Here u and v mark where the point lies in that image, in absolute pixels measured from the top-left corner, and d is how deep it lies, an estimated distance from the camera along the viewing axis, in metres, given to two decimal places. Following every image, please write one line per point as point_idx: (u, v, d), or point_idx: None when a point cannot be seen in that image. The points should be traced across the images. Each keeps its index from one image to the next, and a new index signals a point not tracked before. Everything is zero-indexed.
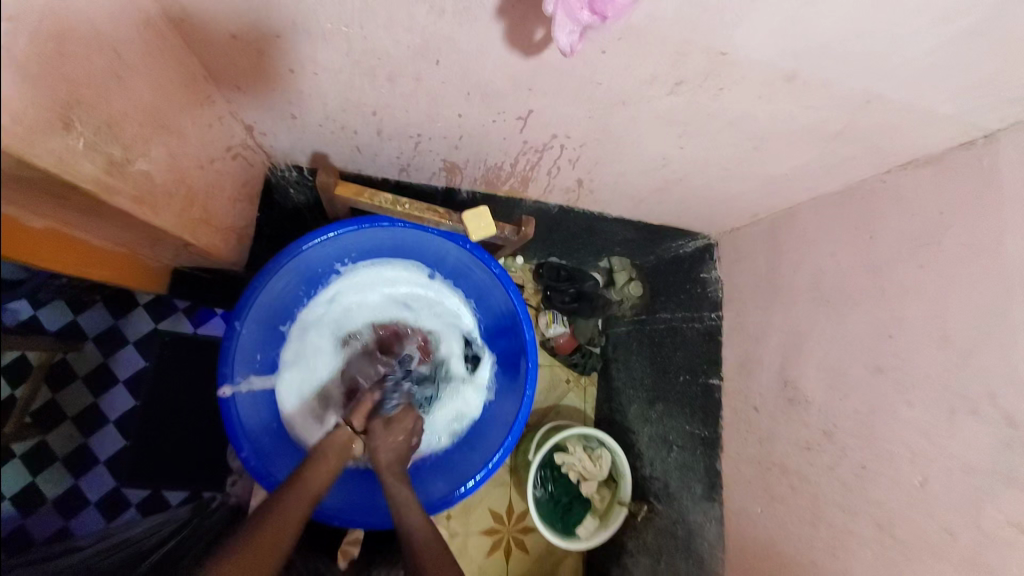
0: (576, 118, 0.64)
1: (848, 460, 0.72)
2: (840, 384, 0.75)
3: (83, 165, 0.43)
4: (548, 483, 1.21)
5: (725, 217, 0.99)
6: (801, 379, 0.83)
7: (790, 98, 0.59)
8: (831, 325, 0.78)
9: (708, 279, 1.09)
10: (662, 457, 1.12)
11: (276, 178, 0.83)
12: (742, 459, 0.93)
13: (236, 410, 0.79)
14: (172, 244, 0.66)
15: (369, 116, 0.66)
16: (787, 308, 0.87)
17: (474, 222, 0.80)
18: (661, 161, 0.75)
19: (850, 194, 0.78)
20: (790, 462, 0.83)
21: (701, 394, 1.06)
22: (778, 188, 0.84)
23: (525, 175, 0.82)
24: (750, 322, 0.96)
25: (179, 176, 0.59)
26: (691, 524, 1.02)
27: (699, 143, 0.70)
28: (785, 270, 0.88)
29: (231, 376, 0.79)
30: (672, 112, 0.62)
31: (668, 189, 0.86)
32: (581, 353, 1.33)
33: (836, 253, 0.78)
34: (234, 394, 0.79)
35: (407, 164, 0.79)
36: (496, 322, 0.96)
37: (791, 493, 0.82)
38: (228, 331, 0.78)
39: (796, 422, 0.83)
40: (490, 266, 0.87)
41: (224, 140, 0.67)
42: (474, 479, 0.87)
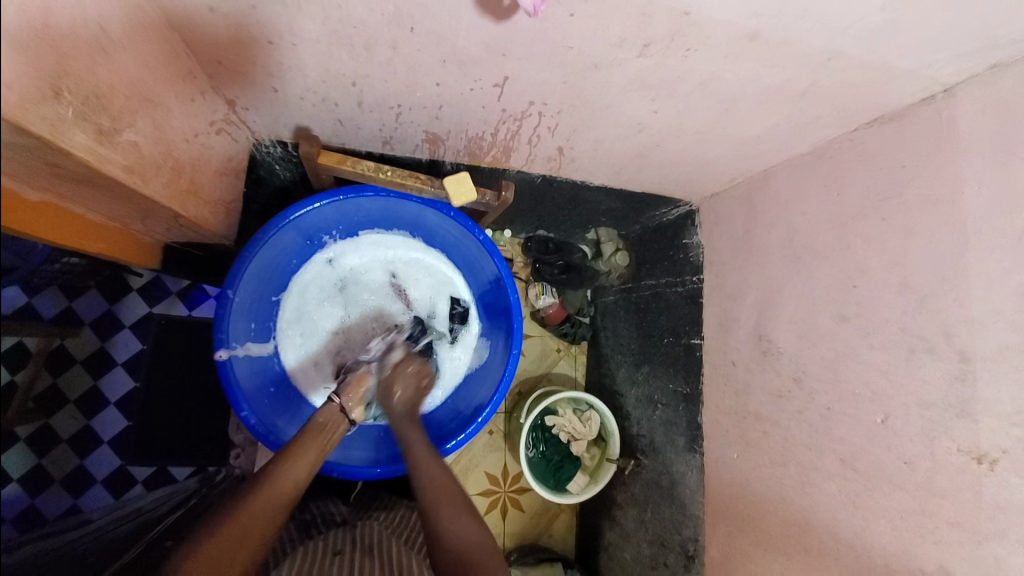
0: (551, 84, 0.66)
1: (815, 404, 0.78)
2: (809, 334, 0.80)
3: (75, 135, 0.45)
4: (540, 444, 1.27)
5: (704, 182, 1.01)
6: (775, 333, 0.87)
7: (754, 58, 0.61)
8: (801, 280, 0.82)
9: (689, 245, 1.12)
10: (648, 415, 1.19)
11: (262, 155, 0.84)
12: (720, 411, 0.99)
13: (234, 374, 0.81)
14: (163, 217, 0.67)
15: (350, 87, 0.67)
16: (762, 266, 0.91)
17: (454, 189, 0.81)
18: (638, 126, 0.77)
19: (820, 154, 0.81)
20: (763, 410, 0.88)
21: (683, 353, 1.10)
22: (752, 151, 0.86)
23: (506, 145, 0.84)
24: (727, 283, 1.00)
25: (166, 149, 0.61)
26: (674, 474, 1.09)
27: (672, 107, 0.72)
28: (760, 230, 0.92)
29: (227, 341, 0.81)
30: (645, 75, 0.64)
31: (645, 156, 0.88)
32: (570, 323, 1.37)
33: (807, 211, 0.82)
34: (231, 357, 0.82)
35: (390, 136, 0.81)
36: (482, 288, 1.00)
37: (764, 438, 0.88)
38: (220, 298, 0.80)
39: (769, 373, 0.88)
40: (475, 233, 0.89)
41: (207, 114, 0.69)
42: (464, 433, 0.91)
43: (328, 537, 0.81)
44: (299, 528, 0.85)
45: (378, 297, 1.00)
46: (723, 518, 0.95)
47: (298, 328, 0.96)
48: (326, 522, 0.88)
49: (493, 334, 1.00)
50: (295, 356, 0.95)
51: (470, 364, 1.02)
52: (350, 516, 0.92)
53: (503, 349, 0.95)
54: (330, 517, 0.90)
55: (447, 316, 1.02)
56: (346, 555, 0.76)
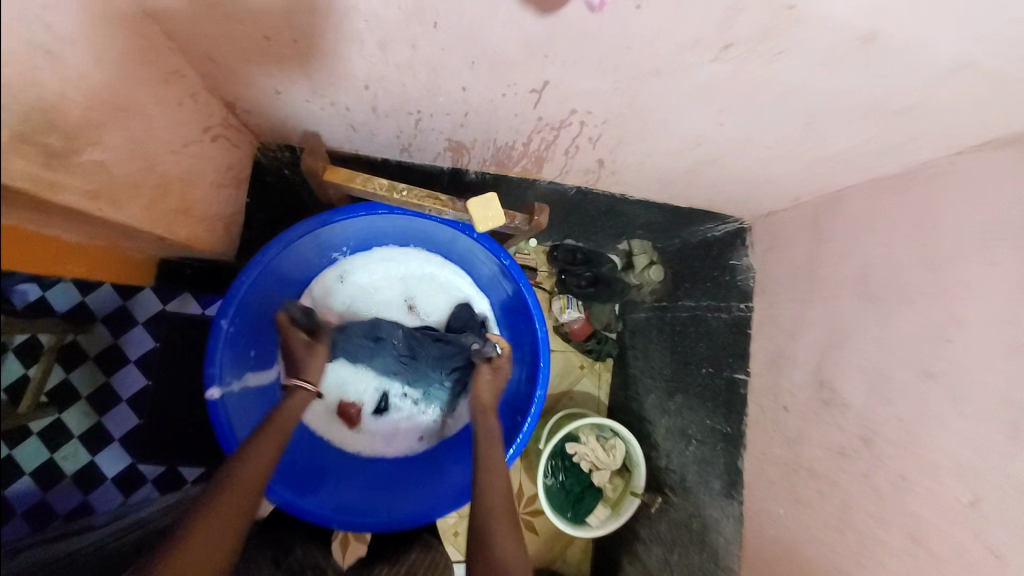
0: (598, 91, 0.55)
1: (884, 470, 0.67)
2: (883, 389, 0.68)
3: (10, 163, 0.35)
4: (560, 473, 1.18)
5: (762, 200, 0.88)
6: (839, 381, 0.75)
7: (859, 67, 0.49)
8: (877, 325, 0.70)
9: (737, 267, 1.00)
10: (680, 450, 1.08)
11: (269, 161, 0.76)
12: (766, 459, 0.88)
13: (226, 412, 0.72)
14: (149, 240, 0.58)
15: (362, 90, 0.58)
16: (828, 302, 0.79)
17: (480, 212, 0.70)
18: (695, 140, 0.65)
19: (911, 179, 0.68)
20: (819, 466, 0.77)
21: (725, 388, 0.99)
22: (826, 170, 0.73)
23: (539, 155, 0.73)
24: (783, 316, 0.87)
25: (144, 164, 0.51)
26: (707, 519, 0.99)
27: (741, 120, 0.60)
28: (827, 260, 0.79)
29: (218, 377, 0.72)
30: (716, 85, 0.53)
31: (699, 171, 0.76)
32: (595, 339, 1.27)
33: (890, 243, 0.69)
34: (223, 395, 0.72)
35: (409, 144, 0.72)
36: (507, 313, 0.90)
37: (818, 498, 0.77)
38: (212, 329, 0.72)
39: (829, 425, 0.77)
40: (499, 257, 0.80)
41: (201, 119, 0.59)
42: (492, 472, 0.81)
43: None
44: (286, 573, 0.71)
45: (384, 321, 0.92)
46: None
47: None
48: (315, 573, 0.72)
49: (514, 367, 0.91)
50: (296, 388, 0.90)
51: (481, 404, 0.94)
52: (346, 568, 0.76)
53: (529, 384, 0.84)
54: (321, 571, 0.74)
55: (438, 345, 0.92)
56: None
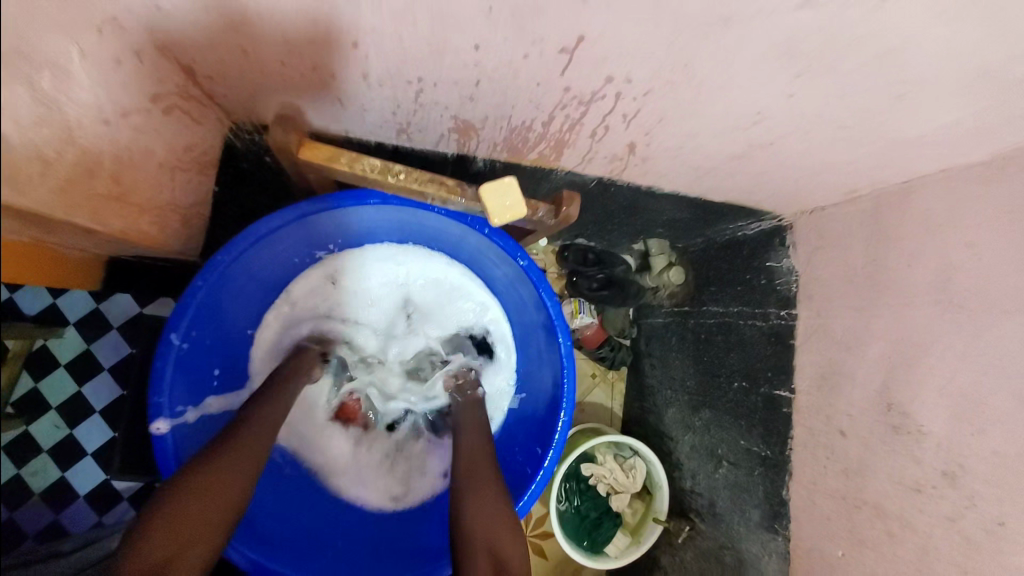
0: (644, 49, 0.44)
1: (977, 512, 0.57)
2: (975, 417, 0.57)
3: None
4: (574, 497, 1.07)
5: (813, 193, 0.76)
6: (912, 405, 0.64)
7: None
8: (965, 340, 0.59)
9: (776, 269, 0.88)
10: (707, 472, 0.98)
11: (245, 145, 0.64)
12: (816, 490, 0.77)
13: (175, 449, 0.64)
14: (79, 232, 0.45)
15: (350, 50, 0.47)
16: (893, 311, 0.68)
17: (495, 201, 0.59)
18: (754, 116, 0.54)
19: (1005, 166, 0.58)
20: (887, 503, 0.66)
21: (762, 405, 0.88)
22: (899, 156, 0.63)
23: (560, 138, 0.62)
24: (835, 326, 0.76)
25: (63, 135, 0.39)
26: (743, 553, 0.88)
27: (816, 89, 0.49)
28: (893, 262, 0.68)
29: (166, 408, 0.63)
30: (796, 38, 0.42)
31: (747, 157, 0.65)
32: (609, 346, 1.16)
33: (979, 243, 0.59)
34: (171, 430, 0.64)
35: (407, 123, 0.61)
36: (521, 324, 0.80)
37: (887, 541, 0.66)
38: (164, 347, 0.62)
39: (898, 455, 0.66)
40: (516, 257, 0.70)
41: (150, 85, 0.48)
42: (513, 512, 0.71)
43: None
44: None
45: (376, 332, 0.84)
46: None
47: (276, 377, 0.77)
48: None
49: (528, 387, 0.80)
50: None
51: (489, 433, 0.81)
52: None
53: (551, 406, 0.75)
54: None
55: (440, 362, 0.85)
56: None
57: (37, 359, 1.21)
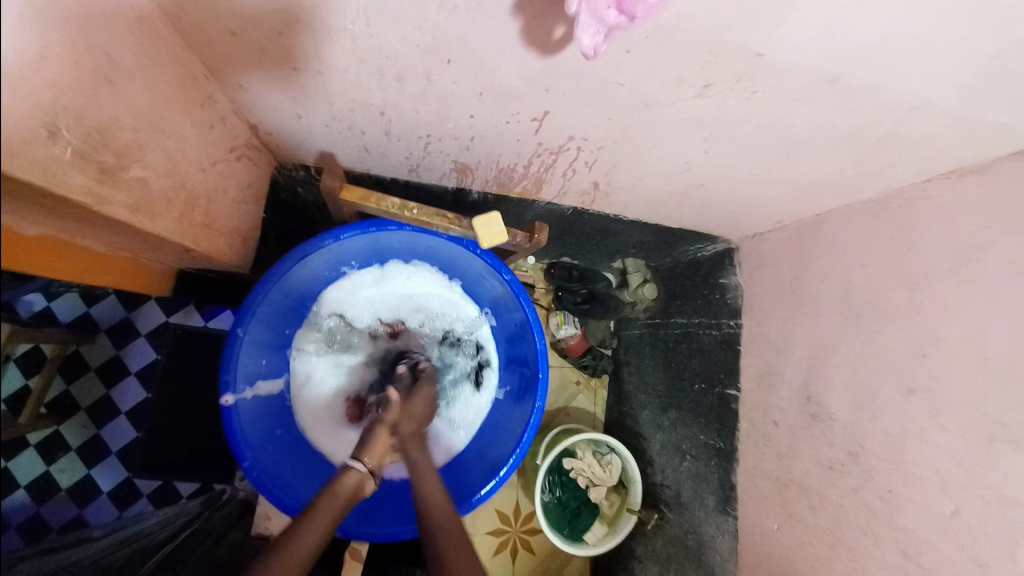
0: (593, 120, 0.60)
1: (874, 483, 0.69)
2: (868, 404, 0.71)
3: (72, 175, 0.39)
4: (557, 488, 1.19)
5: (748, 222, 0.93)
6: (826, 396, 0.79)
7: (830, 103, 0.55)
8: (859, 341, 0.74)
9: (727, 285, 1.04)
10: (674, 465, 1.09)
11: (284, 179, 0.82)
12: (758, 473, 0.90)
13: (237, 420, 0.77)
14: (174, 250, 0.61)
15: (377, 116, 0.63)
16: (812, 320, 0.83)
17: (485, 229, 0.75)
18: (684, 165, 0.71)
19: (886, 203, 0.73)
20: (810, 480, 0.80)
21: (716, 403, 1.01)
22: (807, 195, 0.79)
23: (538, 178, 0.78)
24: (769, 333, 0.92)
25: (179, 182, 0.55)
26: (702, 536, 0.99)
27: (725, 148, 0.65)
28: (811, 280, 0.84)
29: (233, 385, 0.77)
30: (700, 116, 0.58)
31: (688, 194, 0.81)
32: (591, 355, 1.30)
33: (868, 264, 0.74)
34: (237, 402, 0.78)
35: (417, 165, 0.77)
36: (507, 330, 0.94)
37: (811, 512, 0.79)
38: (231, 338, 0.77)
39: (818, 439, 0.79)
40: (501, 273, 0.84)
41: (228, 140, 0.64)
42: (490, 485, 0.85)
43: None
44: None
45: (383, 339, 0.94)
46: None
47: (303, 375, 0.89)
48: None
49: (512, 382, 0.93)
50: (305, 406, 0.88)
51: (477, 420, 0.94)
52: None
53: (528, 399, 0.89)
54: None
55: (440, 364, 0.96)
56: None
57: (67, 365, 1.28)
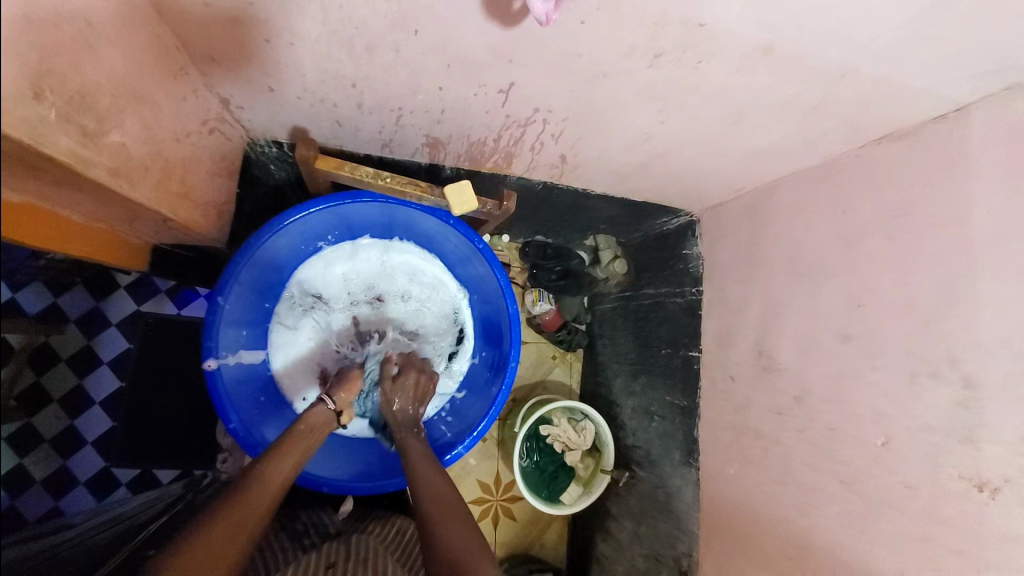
0: (557, 91, 0.64)
1: (816, 423, 0.77)
2: (813, 352, 0.78)
3: (58, 137, 0.42)
4: (534, 454, 1.24)
5: (709, 192, 0.99)
6: (776, 349, 0.86)
7: (768, 72, 0.60)
8: (805, 298, 0.81)
9: (689, 255, 1.11)
10: (644, 427, 1.16)
11: (258, 155, 0.83)
12: (719, 426, 0.98)
13: (221, 384, 0.78)
14: (151, 219, 0.64)
15: (349, 89, 0.65)
16: (765, 281, 0.90)
17: (456, 198, 0.79)
18: (644, 135, 0.76)
19: (826, 169, 0.80)
20: (763, 427, 0.87)
21: (681, 365, 1.09)
22: (757, 162, 0.85)
23: (508, 151, 0.82)
24: (729, 296, 0.99)
25: (155, 150, 0.58)
26: (670, 488, 1.07)
27: (681, 117, 0.70)
28: (765, 243, 0.90)
29: (215, 351, 0.78)
30: (654, 85, 0.62)
31: (650, 164, 0.86)
32: (566, 330, 1.33)
33: (812, 227, 0.81)
34: (220, 367, 0.79)
35: (389, 140, 0.79)
36: (482, 298, 0.96)
37: (764, 455, 0.87)
38: (211, 306, 0.77)
39: (770, 390, 0.87)
40: (474, 241, 0.87)
41: (200, 113, 0.66)
42: (461, 446, 0.89)
43: (321, 550, 0.76)
44: (290, 536, 0.82)
45: (360, 315, 0.97)
46: (722, 535, 0.93)
47: (282, 350, 0.92)
48: (318, 533, 0.85)
49: (487, 345, 0.97)
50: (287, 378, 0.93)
51: (453, 388, 0.98)
52: (344, 526, 0.90)
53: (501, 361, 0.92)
54: (323, 530, 0.87)
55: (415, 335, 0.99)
56: (341, 567, 0.71)
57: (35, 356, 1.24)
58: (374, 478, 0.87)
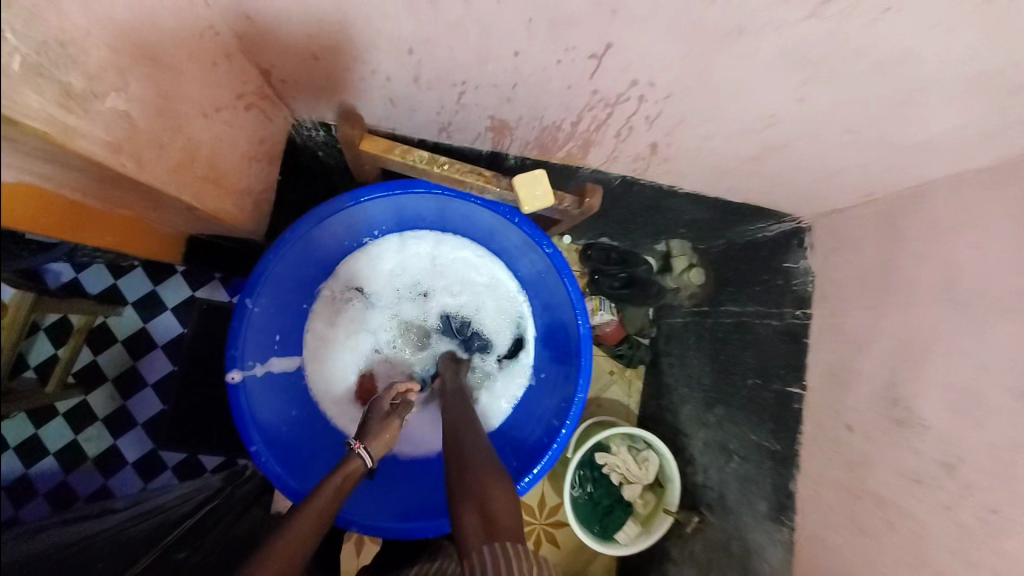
0: (663, 57, 0.50)
1: (970, 501, 0.58)
2: (969, 408, 0.59)
3: (21, 92, 0.36)
4: (587, 483, 1.09)
5: (828, 194, 0.81)
6: (917, 401, 0.66)
7: (978, 23, 0.43)
8: (964, 338, 0.61)
9: (793, 270, 0.92)
10: (718, 466, 0.99)
11: (304, 140, 0.76)
12: (825, 482, 0.80)
13: (245, 398, 0.71)
14: (177, 207, 0.58)
15: (406, 56, 0.54)
16: (903, 308, 0.70)
17: (528, 190, 0.65)
18: (767, 119, 0.60)
19: (1011, 166, 0.58)
20: (887, 492, 0.68)
21: (774, 402, 0.91)
22: (910, 158, 0.67)
23: (586, 138, 0.68)
24: (849, 325, 0.79)
25: (168, 119, 0.51)
26: (750, 543, 0.89)
27: (827, 92, 0.54)
28: (905, 261, 0.71)
29: (240, 360, 0.71)
30: (805, 48, 0.47)
31: (765, 159, 0.69)
32: (627, 344, 1.15)
33: (981, 243, 0.60)
34: (244, 379, 0.72)
35: (449, 122, 0.68)
36: (546, 309, 0.84)
37: (886, 529, 0.68)
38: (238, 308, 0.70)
39: (902, 448, 0.67)
40: (541, 245, 0.75)
41: (230, 84, 0.59)
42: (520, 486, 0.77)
43: None
44: None
45: (405, 315, 0.88)
46: None
47: (320, 353, 0.84)
48: None
49: (549, 362, 0.85)
50: (326, 384, 0.84)
51: (509, 402, 0.87)
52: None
53: (568, 387, 0.79)
54: None
55: (464, 341, 0.88)
56: None
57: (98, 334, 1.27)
58: (408, 520, 0.77)
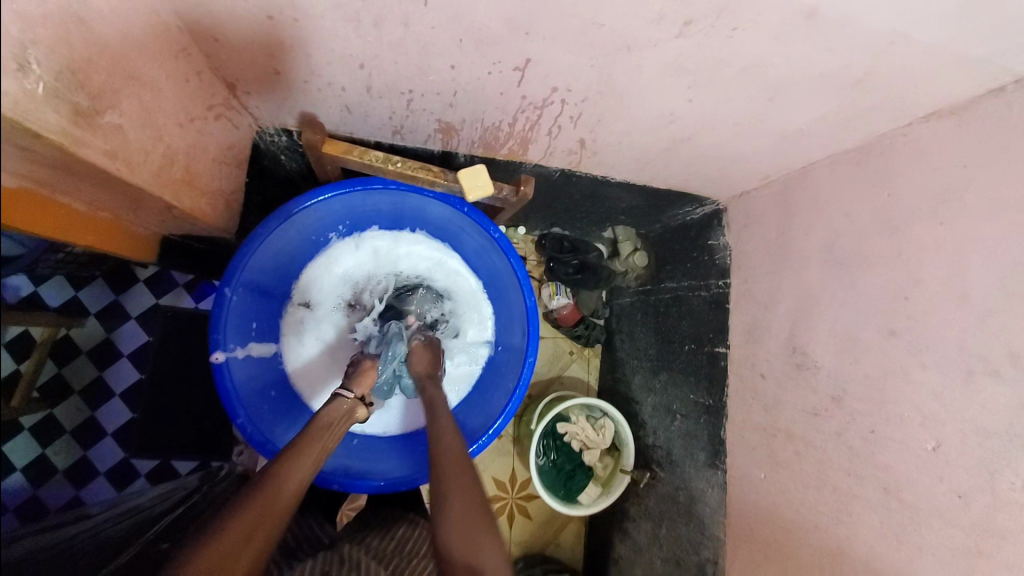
0: (576, 68, 0.61)
1: (856, 425, 0.70)
2: (851, 350, 0.72)
3: (46, 114, 0.42)
4: (550, 452, 1.20)
5: (735, 178, 0.94)
6: (810, 346, 0.80)
7: (808, 39, 0.56)
8: (843, 289, 0.74)
9: (715, 246, 1.04)
10: (665, 426, 1.11)
11: (266, 144, 0.81)
12: (746, 426, 0.91)
13: (231, 374, 0.80)
14: (154, 208, 0.64)
15: (357, 70, 0.63)
16: (798, 271, 0.84)
17: (471, 182, 0.76)
18: (669, 115, 0.71)
19: (867, 152, 0.74)
20: (795, 428, 0.81)
21: (707, 362, 1.03)
22: (792, 145, 0.80)
23: (524, 136, 0.78)
24: (757, 290, 0.93)
25: (155, 134, 0.58)
26: (693, 490, 1.01)
27: (710, 94, 0.66)
28: (798, 232, 0.84)
29: (224, 343, 0.79)
30: (683, 58, 0.58)
31: (674, 150, 0.82)
32: (583, 325, 1.29)
33: (851, 212, 0.74)
34: (228, 359, 0.80)
35: (400, 125, 0.76)
36: (498, 289, 0.94)
37: (795, 458, 0.80)
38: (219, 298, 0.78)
39: (803, 389, 0.81)
40: (488, 231, 0.86)
41: (204, 97, 0.66)
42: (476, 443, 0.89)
43: (315, 559, 0.76)
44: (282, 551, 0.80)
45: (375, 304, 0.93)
46: (747, 541, 0.88)
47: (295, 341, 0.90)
48: (312, 545, 0.83)
49: (505, 337, 0.94)
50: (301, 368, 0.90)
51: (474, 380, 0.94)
52: (340, 537, 0.88)
53: (517, 356, 0.91)
54: (317, 541, 0.85)
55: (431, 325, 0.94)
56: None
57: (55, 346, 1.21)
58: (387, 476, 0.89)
